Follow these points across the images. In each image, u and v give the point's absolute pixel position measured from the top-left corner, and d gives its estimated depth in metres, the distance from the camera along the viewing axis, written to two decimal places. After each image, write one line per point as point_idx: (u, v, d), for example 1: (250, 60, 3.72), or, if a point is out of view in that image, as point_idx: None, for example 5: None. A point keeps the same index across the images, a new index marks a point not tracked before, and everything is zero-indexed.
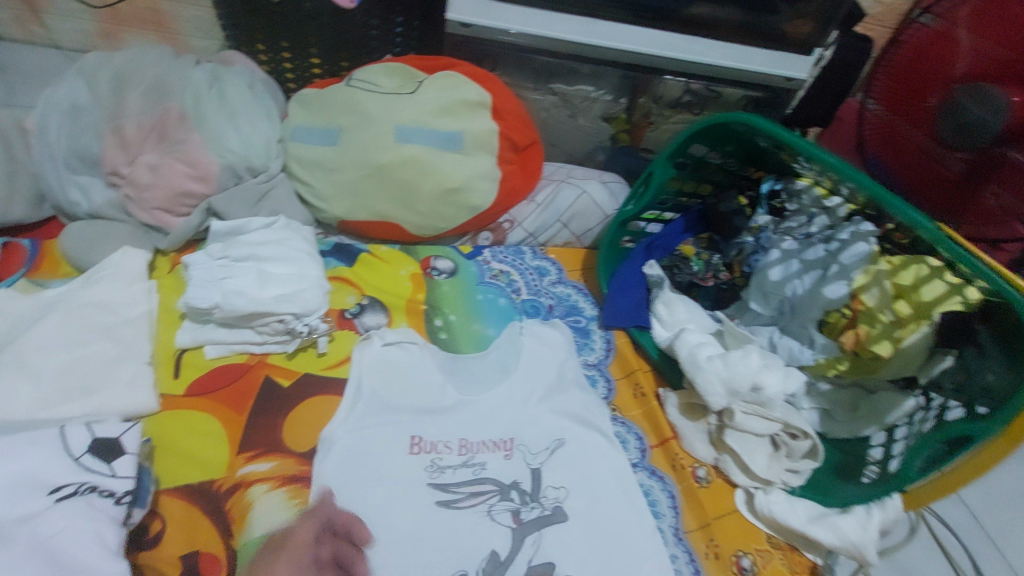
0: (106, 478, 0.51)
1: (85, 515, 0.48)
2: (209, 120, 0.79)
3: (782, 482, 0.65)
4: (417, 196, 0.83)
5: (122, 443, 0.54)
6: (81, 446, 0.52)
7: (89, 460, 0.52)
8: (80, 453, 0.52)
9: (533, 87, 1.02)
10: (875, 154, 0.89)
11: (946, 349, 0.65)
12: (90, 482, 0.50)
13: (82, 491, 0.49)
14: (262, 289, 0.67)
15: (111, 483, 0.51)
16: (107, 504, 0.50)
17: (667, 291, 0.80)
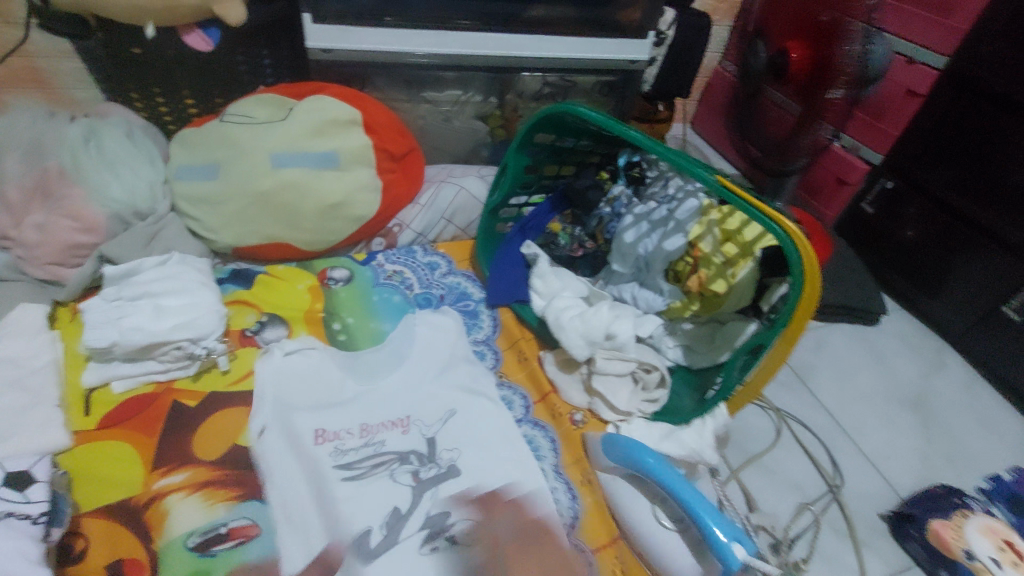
0: (20, 504, 0.57)
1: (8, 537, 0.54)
2: (87, 174, 0.83)
3: (639, 411, 0.76)
4: (301, 215, 0.89)
5: (33, 473, 0.60)
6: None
7: (5, 492, 0.58)
8: None
9: (407, 98, 1.11)
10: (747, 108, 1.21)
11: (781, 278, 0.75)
12: (6, 510, 0.56)
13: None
14: (158, 321, 0.73)
15: (27, 508, 0.57)
16: (27, 525, 0.56)
17: (543, 264, 0.90)
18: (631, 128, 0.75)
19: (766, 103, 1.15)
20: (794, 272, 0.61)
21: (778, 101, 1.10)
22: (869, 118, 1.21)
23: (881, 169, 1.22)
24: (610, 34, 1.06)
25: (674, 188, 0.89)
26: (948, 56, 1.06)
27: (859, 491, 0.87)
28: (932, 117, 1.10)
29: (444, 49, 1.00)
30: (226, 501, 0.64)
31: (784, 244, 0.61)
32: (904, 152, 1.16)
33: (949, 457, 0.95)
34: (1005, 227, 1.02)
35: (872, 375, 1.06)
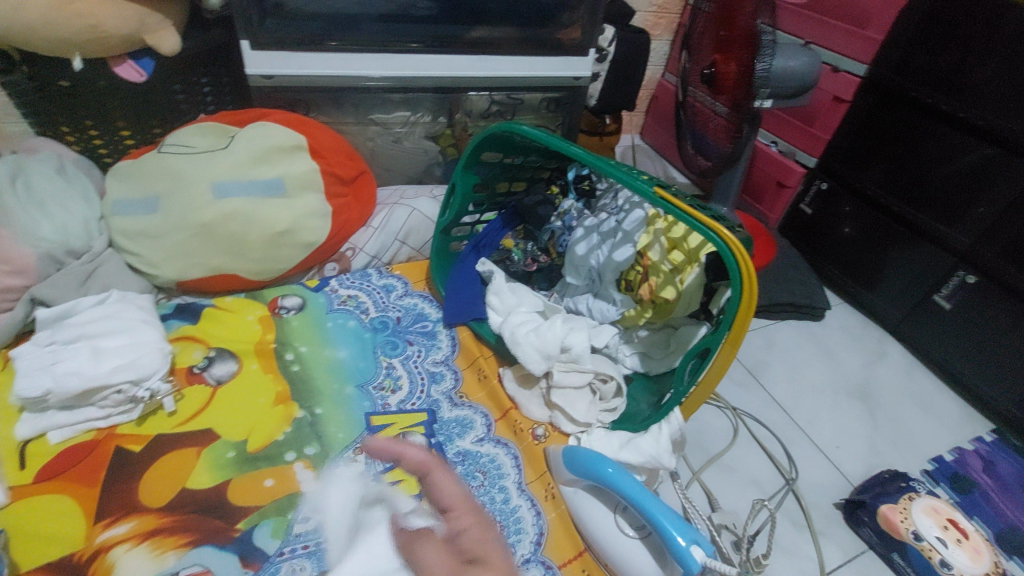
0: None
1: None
2: (14, 214, 0.79)
3: (598, 421, 0.77)
4: (247, 245, 0.87)
5: None
6: None
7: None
8: None
9: (354, 121, 1.10)
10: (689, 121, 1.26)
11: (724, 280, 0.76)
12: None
13: None
14: (95, 364, 0.70)
15: None
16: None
17: (499, 281, 0.91)
18: (573, 145, 0.78)
19: (700, 111, 1.20)
20: (733, 277, 0.63)
21: (713, 112, 1.15)
22: (802, 123, 1.27)
23: (816, 172, 1.29)
24: (554, 53, 1.07)
25: (623, 201, 0.92)
26: (869, 64, 1.12)
27: (814, 482, 0.90)
28: (858, 122, 1.17)
29: (388, 72, 1.01)
30: (176, 550, 0.62)
31: (722, 252, 0.64)
32: (836, 155, 1.23)
33: (895, 442, 0.99)
34: (930, 222, 1.09)
35: (820, 368, 1.10)
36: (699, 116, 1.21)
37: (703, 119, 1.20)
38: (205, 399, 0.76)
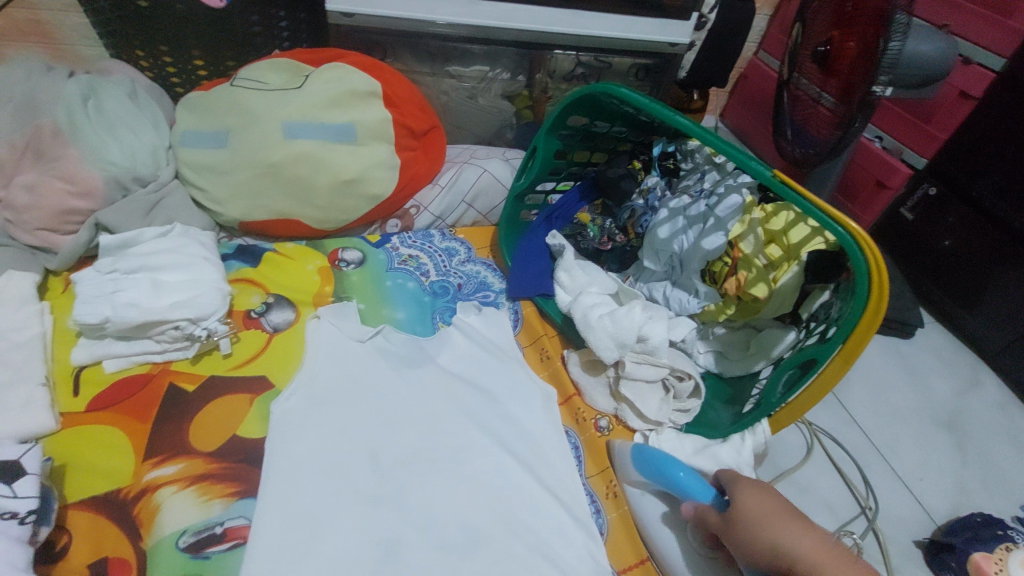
0: (6, 499, 0.48)
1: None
2: (85, 134, 0.77)
3: (670, 422, 0.70)
4: (313, 189, 0.83)
5: (23, 463, 0.51)
6: None
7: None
8: None
9: (429, 72, 1.04)
10: (792, 114, 1.13)
11: (824, 283, 0.69)
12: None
13: None
14: (156, 298, 0.68)
15: (13, 504, 0.49)
16: (9, 525, 0.48)
17: (568, 257, 0.84)
18: (677, 114, 0.68)
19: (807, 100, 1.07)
20: (860, 276, 0.55)
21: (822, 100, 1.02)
22: (916, 119, 1.12)
23: (925, 174, 1.14)
24: (651, 13, 0.97)
25: (710, 183, 0.84)
26: (1007, 57, 0.97)
27: (894, 515, 0.82)
28: (984, 124, 1.02)
29: (471, 21, 0.94)
30: (222, 499, 0.59)
31: (845, 245, 0.55)
32: (953, 159, 1.08)
33: (987, 482, 0.89)
34: None
35: (906, 392, 1.00)
36: (805, 111, 1.08)
37: (808, 114, 1.07)
38: (260, 345, 0.73)
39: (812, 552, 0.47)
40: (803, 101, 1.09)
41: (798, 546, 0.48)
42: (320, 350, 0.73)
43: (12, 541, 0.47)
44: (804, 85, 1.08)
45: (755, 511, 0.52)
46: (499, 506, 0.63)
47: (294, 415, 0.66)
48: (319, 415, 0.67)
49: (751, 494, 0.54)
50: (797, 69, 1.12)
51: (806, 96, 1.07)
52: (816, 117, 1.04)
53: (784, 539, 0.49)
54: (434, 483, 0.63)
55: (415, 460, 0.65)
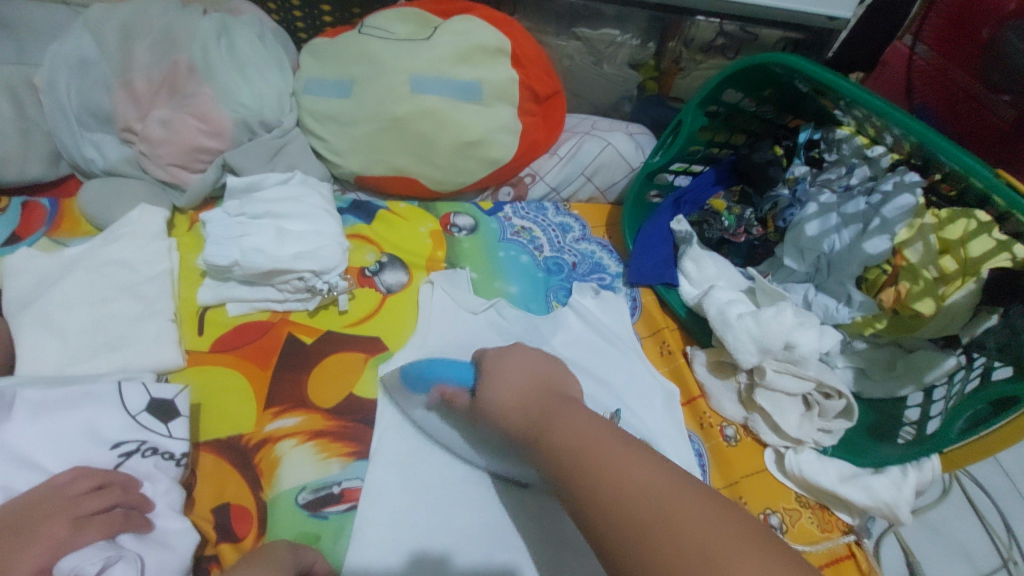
0: (164, 439, 0.49)
1: (148, 476, 0.48)
2: (218, 73, 0.76)
3: (812, 441, 0.63)
4: (435, 149, 0.80)
5: (177, 404, 0.51)
6: (139, 404, 0.50)
7: (147, 418, 0.50)
8: (137, 411, 0.50)
9: (556, 32, 0.97)
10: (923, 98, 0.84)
11: (992, 307, 0.62)
12: (148, 441, 0.49)
13: (143, 451, 0.48)
14: (279, 247, 0.67)
15: (170, 444, 0.50)
16: (167, 465, 0.49)
17: (696, 247, 0.77)
18: (873, 95, 0.63)
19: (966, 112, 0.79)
20: None
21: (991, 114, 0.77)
22: None
23: None
24: None
25: (860, 180, 0.74)
26: None
27: None
28: None
29: None
30: (339, 458, 0.58)
31: None
32: None
33: None
34: None
35: None
36: (940, 97, 0.82)
37: (943, 103, 0.81)
38: (375, 305, 0.71)
39: (564, 426, 0.45)
40: (940, 81, 0.81)
41: (551, 417, 0.47)
42: (433, 316, 0.70)
43: (172, 480, 0.49)
44: (947, 65, 0.80)
45: (510, 392, 0.52)
46: None
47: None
48: (429, 386, 0.64)
49: (524, 368, 0.55)
50: (926, 37, 0.83)
51: (946, 74, 0.80)
52: (962, 109, 0.79)
53: (517, 416, 0.51)
54: None
55: None
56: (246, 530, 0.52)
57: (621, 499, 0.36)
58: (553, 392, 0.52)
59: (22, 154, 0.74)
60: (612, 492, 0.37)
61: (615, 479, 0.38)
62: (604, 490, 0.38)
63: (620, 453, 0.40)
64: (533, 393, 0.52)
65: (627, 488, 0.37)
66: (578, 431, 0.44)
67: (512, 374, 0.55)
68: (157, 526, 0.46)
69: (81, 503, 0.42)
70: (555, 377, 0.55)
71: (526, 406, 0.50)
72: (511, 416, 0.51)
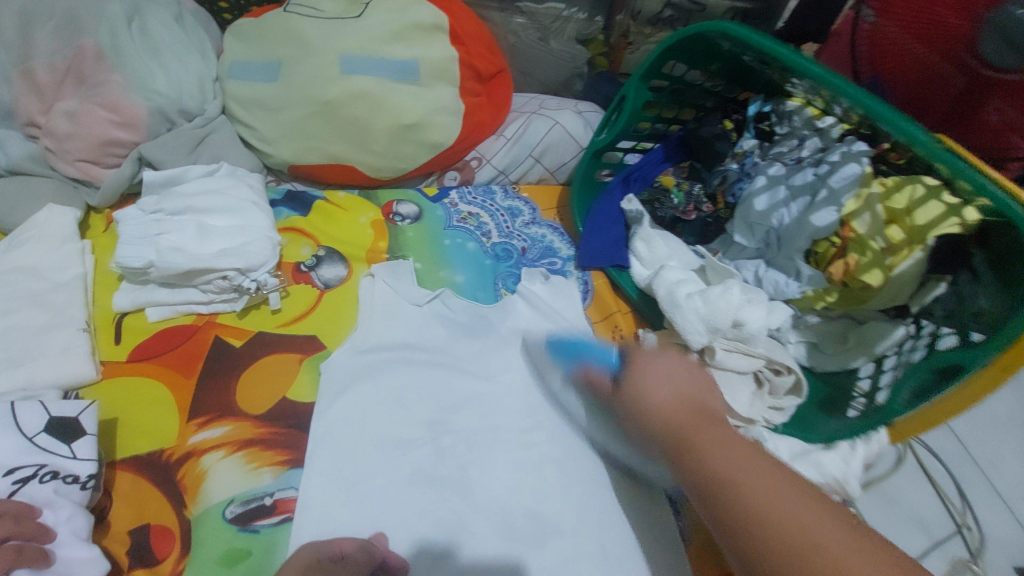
0: (66, 461, 0.44)
1: (47, 503, 0.42)
2: (129, 59, 0.70)
3: (764, 420, 0.62)
4: (370, 134, 0.75)
5: (82, 422, 0.47)
6: (38, 425, 0.45)
7: (47, 439, 0.45)
8: (34, 432, 0.45)
9: (498, 8, 0.92)
10: (869, 67, 0.69)
11: (940, 274, 0.61)
12: (49, 465, 0.44)
13: (41, 476, 0.43)
14: (203, 244, 0.62)
15: (74, 466, 0.45)
16: (70, 490, 0.44)
17: (646, 227, 0.76)
18: (810, 62, 0.61)
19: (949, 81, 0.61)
20: None
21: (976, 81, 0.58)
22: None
23: None
24: None
25: (810, 152, 0.72)
26: None
27: (993, 541, 0.73)
28: None
29: None
30: (271, 468, 0.54)
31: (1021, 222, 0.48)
32: None
33: None
34: None
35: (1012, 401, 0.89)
36: (894, 71, 0.66)
37: (899, 76, 0.66)
38: (311, 301, 0.67)
39: (751, 471, 0.39)
40: (890, 52, 0.66)
41: (684, 420, 0.44)
42: (374, 310, 0.67)
43: (76, 505, 0.44)
44: (893, 32, 0.64)
45: (663, 395, 0.46)
46: (567, 502, 0.56)
47: (348, 376, 0.61)
48: (366, 385, 0.60)
49: (677, 359, 0.50)
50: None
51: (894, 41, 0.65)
52: (921, 81, 0.64)
53: (668, 419, 0.45)
54: (498, 461, 0.58)
55: (480, 442, 0.59)
56: (167, 550, 0.49)
57: (766, 515, 0.36)
58: (706, 411, 0.46)
59: None
60: (766, 521, 0.36)
61: (763, 505, 0.37)
62: (768, 529, 0.36)
63: (783, 486, 0.37)
64: (685, 400, 0.45)
65: (765, 497, 0.37)
66: (756, 485, 0.38)
67: (658, 378, 0.48)
68: (58, 558, 0.41)
69: None
70: (694, 386, 0.48)
71: (669, 408, 0.45)
72: (654, 416, 0.46)
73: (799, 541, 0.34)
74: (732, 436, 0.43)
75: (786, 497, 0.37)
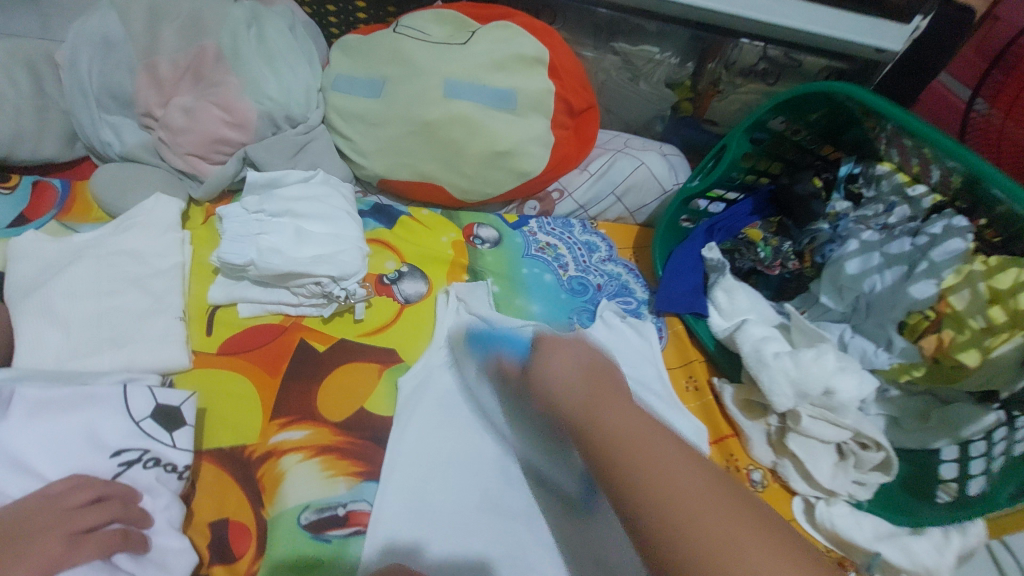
0: (166, 449, 0.46)
1: (148, 489, 0.44)
2: (246, 63, 0.73)
3: (846, 494, 0.61)
4: (463, 156, 0.77)
5: (183, 413, 0.48)
6: (144, 410, 0.46)
7: (151, 425, 0.46)
8: (141, 417, 0.46)
9: (592, 46, 0.93)
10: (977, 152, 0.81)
11: None
12: (151, 451, 0.45)
13: (144, 461, 0.45)
14: (300, 248, 0.64)
15: (173, 455, 0.46)
16: (168, 479, 0.45)
17: (729, 277, 0.74)
18: (921, 124, 0.60)
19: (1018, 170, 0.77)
20: None
21: None
22: None
23: None
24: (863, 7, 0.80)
25: (899, 220, 0.71)
26: None
27: None
28: None
29: None
30: (347, 477, 0.55)
31: None
32: None
33: None
34: None
35: None
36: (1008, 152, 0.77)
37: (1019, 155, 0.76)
38: (391, 315, 0.68)
39: (612, 419, 0.42)
40: (1006, 143, 0.77)
41: (598, 400, 0.44)
42: (447, 330, 0.66)
43: (173, 495, 0.45)
44: (1010, 125, 0.77)
45: (559, 368, 0.48)
46: None
47: (422, 397, 0.61)
48: (439, 405, 0.60)
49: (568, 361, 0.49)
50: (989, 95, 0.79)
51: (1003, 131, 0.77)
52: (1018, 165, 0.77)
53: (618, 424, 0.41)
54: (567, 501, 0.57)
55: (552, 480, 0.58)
56: (244, 548, 0.49)
57: (669, 496, 0.36)
58: (604, 377, 0.47)
59: (39, 132, 0.72)
60: (693, 539, 0.34)
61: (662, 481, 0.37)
62: (644, 475, 0.38)
63: (675, 454, 0.39)
64: (582, 372, 0.47)
65: (661, 479, 0.37)
66: (689, 479, 0.37)
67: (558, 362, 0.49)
68: (154, 545, 0.42)
69: (76, 517, 0.39)
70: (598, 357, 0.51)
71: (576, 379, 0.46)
72: (556, 394, 0.47)
73: (677, 512, 0.35)
74: (652, 425, 0.41)
75: (699, 498, 0.36)
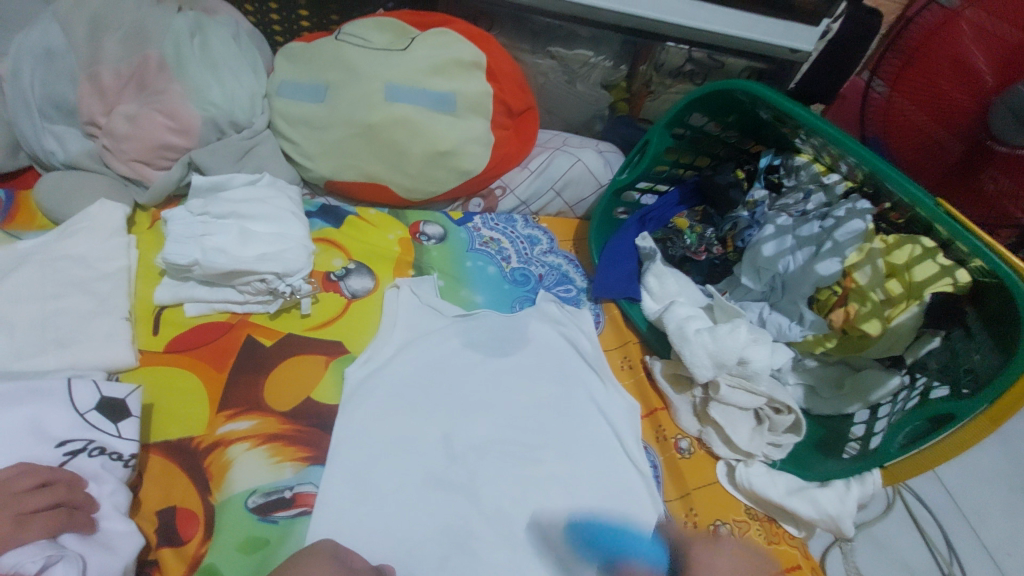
0: (112, 439, 0.48)
1: (94, 476, 0.46)
2: (189, 70, 0.75)
3: (763, 455, 0.67)
4: (407, 157, 0.80)
5: (128, 404, 0.50)
6: (89, 402, 0.49)
7: (96, 417, 0.48)
8: (86, 409, 0.48)
9: (531, 50, 0.98)
10: (876, 132, 0.82)
11: (936, 329, 0.64)
12: (97, 441, 0.47)
13: (90, 450, 0.47)
14: (243, 247, 0.66)
15: (119, 445, 0.48)
16: (115, 467, 0.48)
17: (659, 262, 0.79)
18: (819, 119, 0.67)
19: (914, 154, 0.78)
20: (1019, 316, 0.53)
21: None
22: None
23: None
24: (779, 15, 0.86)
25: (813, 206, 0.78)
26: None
27: None
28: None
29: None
30: (293, 462, 0.57)
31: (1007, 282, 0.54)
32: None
33: None
34: None
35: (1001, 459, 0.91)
36: (900, 134, 0.79)
37: (907, 138, 0.78)
38: (338, 310, 0.71)
39: None
40: (901, 123, 0.78)
41: None
42: (399, 318, 0.70)
43: (119, 481, 0.47)
44: (900, 102, 0.77)
45: None
46: (566, 525, 0.59)
47: (366, 386, 0.63)
48: (382, 391, 0.63)
49: None
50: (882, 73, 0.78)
51: (895, 109, 0.78)
52: (910, 143, 0.78)
53: None
54: (508, 474, 0.61)
55: (494, 457, 0.62)
56: (192, 532, 0.51)
57: None
58: None
59: None
60: None
61: None
62: None
63: None
64: None
65: None
66: None
67: None
68: (101, 528, 0.44)
69: (23, 499, 0.41)
70: None
71: None
72: None
73: None
74: None
75: None
